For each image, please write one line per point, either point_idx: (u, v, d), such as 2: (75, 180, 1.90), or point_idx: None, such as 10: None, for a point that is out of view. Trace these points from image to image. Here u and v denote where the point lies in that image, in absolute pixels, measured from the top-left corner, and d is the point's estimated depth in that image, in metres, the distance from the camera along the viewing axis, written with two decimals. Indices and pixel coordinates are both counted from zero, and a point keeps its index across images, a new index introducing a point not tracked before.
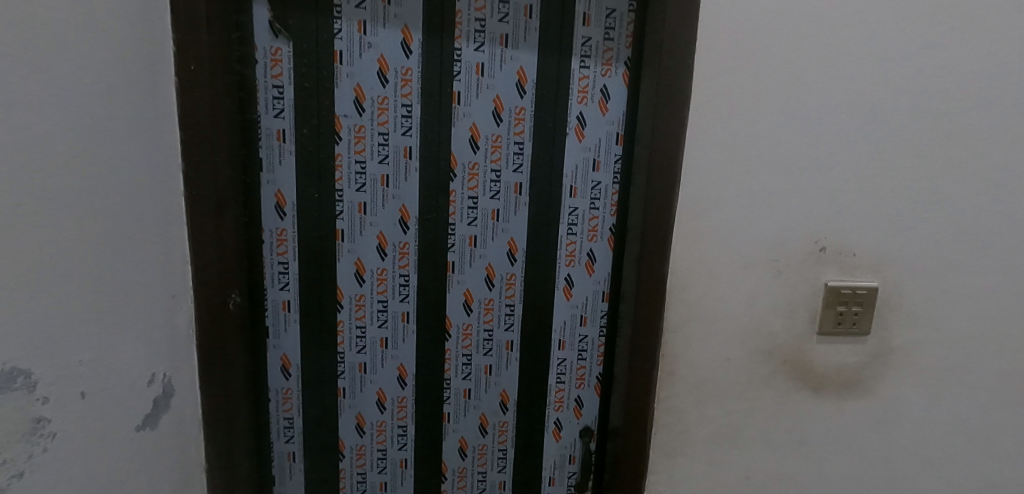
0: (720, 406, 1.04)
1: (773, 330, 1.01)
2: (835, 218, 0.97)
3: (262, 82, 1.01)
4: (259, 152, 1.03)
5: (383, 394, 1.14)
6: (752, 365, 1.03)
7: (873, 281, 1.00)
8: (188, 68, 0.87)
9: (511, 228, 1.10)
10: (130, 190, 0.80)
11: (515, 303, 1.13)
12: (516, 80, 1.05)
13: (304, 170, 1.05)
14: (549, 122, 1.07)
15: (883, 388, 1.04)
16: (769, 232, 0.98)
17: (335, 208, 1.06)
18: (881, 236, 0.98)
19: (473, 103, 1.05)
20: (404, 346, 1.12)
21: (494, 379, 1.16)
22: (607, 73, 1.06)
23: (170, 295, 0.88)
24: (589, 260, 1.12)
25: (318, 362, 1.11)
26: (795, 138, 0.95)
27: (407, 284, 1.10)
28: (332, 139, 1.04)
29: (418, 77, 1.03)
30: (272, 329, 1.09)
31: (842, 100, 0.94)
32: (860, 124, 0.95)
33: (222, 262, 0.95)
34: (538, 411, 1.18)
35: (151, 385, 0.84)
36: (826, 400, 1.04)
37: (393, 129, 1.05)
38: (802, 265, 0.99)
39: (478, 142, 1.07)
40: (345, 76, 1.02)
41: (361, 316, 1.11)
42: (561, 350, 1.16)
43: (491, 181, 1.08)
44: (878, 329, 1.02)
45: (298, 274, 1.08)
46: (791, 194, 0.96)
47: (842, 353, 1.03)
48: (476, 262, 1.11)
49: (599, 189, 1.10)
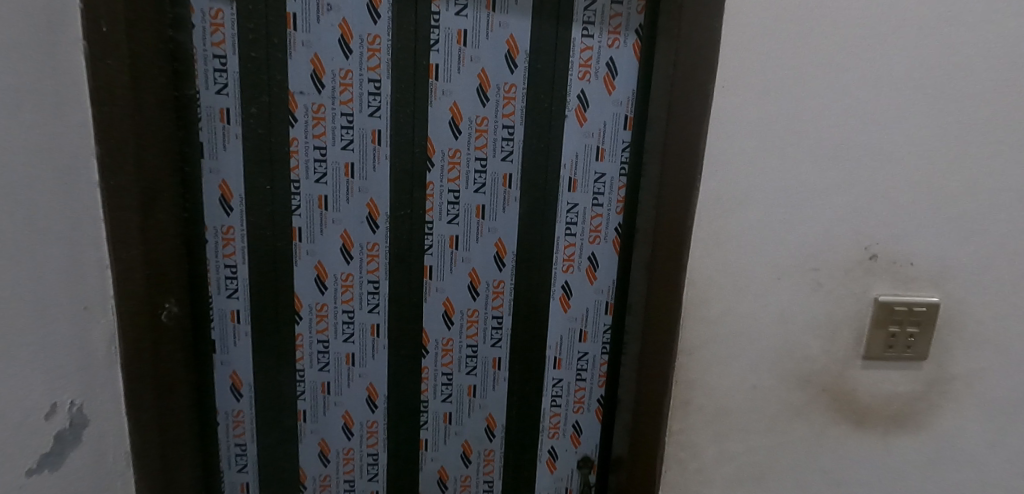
0: (743, 441, 0.87)
1: (809, 354, 0.85)
2: (888, 222, 0.80)
3: (201, 52, 0.85)
4: (200, 134, 0.87)
5: (350, 417, 0.98)
6: (783, 394, 0.86)
7: (933, 297, 0.82)
8: (100, 30, 0.70)
9: (498, 227, 0.94)
10: (29, 178, 0.63)
11: (503, 315, 0.97)
12: (505, 50, 0.88)
13: (252, 156, 0.88)
14: (545, 102, 0.90)
15: (937, 423, 0.87)
16: (809, 237, 0.80)
17: (291, 202, 0.90)
18: (943, 243, 0.81)
19: (454, 79, 0.88)
20: (373, 363, 0.97)
21: (479, 401, 1.00)
22: (615, 44, 0.89)
23: (80, 307, 0.72)
24: (589, 266, 0.96)
25: (274, 381, 0.96)
26: (846, 122, 0.77)
27: (377, 293, 0.94)
28: (285, 120, 0.87)
29: (388, 47, 0.87)
30: (220, 343, 0.94)
31: (909, 74, 0.76)
32: (922, 106, 0.77)
33: (149, 267, 0.81)
34: (529, 438, 1.02)
35: (53, 418, 0.68)
36: (870, 435, 0.88)
37: (358, 109, 0.88)
38: (847, 276, 0.82)
39: (460, 125, 0.90)
40: (300, 45, 0.85)
41: (324, 329, 0.95)
42: (557, 369, 1.00)
43: (475, 172, 0.92)
44: (936, 354, 0.85)
45: (249, 279, 0.92)
46: (835, 191, 0.79)
47: (892, 382, 0.86)
48: (458, 267, 0.94)
49: (604, 181, 0.94)
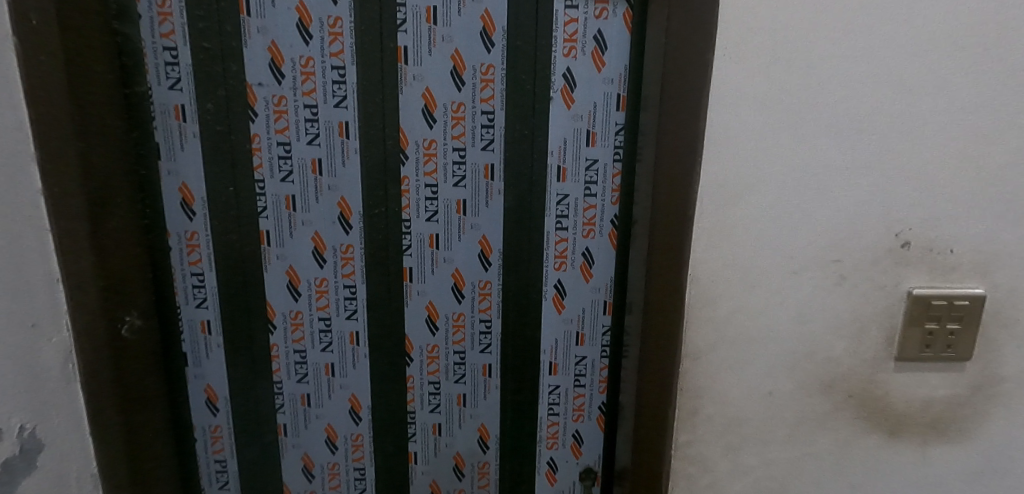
0: (760, 454, 0.78)
1: (833, 356, 0.75)
2: (922, 204, 0.69)
3: (150, 44, 0.78)
4: (155, 134, 0.81)
5: (333, 431, 0.92)
6: (804, 402, 0.76)
7: (977, 289, 0.72)
8: (30, 24, 0.59)
9: (481, 223, 0.86)
10: None
11: (492, 319, 0.89)
12: (480, 28, 0.80)
13: (212, 155, 0.82)
14: (527, 83, 0.82)
15: (985, 429, 0.77)
16: (830, 224, 0.70)
17: (256, 204, 0.84)
18: (988, 225, 0.70)
19: (425, 62, 0.80)
20: (354, 373, 0.90)
21: (469, 411, 0.93)
22: (602, 14, 0.80)
23: (26, 325, 0.62)
24: (584, 262, 0.88)
25: (251, 394, 0.90)
26: (871, 91, 0.66)
27: (354, 298, 0.87)
28: (245, 115, 0.81)
29: (351, 30, 0.79)
30: (191, 356, 0.89)
31: (943, 32, 0.65)
32: (960, 68, 0.66)
33: (104, 282, 0.72)
34: (526, 449, 0.95)
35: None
36: (905, 446, 0.77)
37: (322, 100, 0.81)
38: (875, 267, 0.72)
39: (434, 113, 0.82)
40: (255, 32, 0.78)
41: (300, 338, 0.89)
42: (552, 375, 0.92)
43: (453, 163, 0.84)
44: (981, 353, 0.74)
45: (217, 288, 0.86)
46: (858, 171, 0.69)
47: (931, 385, 0.75)
48: (440, 268, 0.87)
49: (596, 169, 0.85)
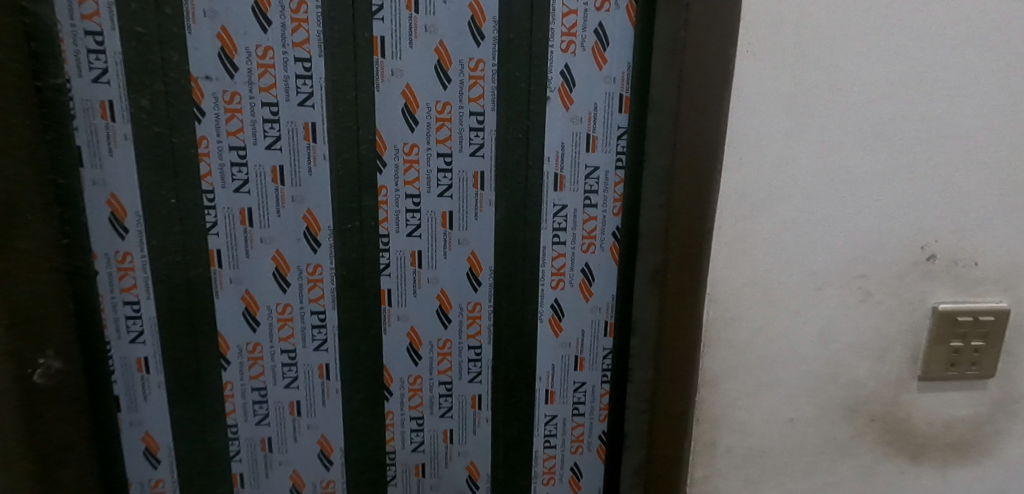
0: (780, 485, 0.72)
1: (856, 378, 0.69)
2: (951, 215, 0.65)
3: (68, 27, 0.65)
4: (77, 137, 0.67)
5: (299, 478, 0.81)
6: (826, 427, 0.71)
7: (1002, 303, 0.68)
8: None
9: (470, 238, 0.76)
10: None
11: (482, 345, 0.80)
12: (468, 17, 0.71)
13: (148, 162, 0.69)
14: (520, 80, 0.73)
15: (1004, 448, 0.73)
16: (856, 237, 0.65)
17: (204, 219, 0.71)
18: (1014, 235, 0.66)
19: (405, 55, 0.70)
20: (324, 411, 0.79)
21: (456, 448, 0.83)
22: (604, 6, 0.72)
23: None
24: (583, 279, 0.80)
25: (199, 441, 0.77)
26: (901, 92, 0.61)
27: (324, 326, 0.76)
28: (189, 114, 0.68)
29: (318, 16, 0.68)
30: (125, 399, 0.75)
31: (976, 30, 0.60)
32: (993, 69, 0.61)
33: (12, 318, 0.57)
34: (520, 486, 0.85)
35: None
36: (927, 469, 0.73)
37: (284, 97, 0.70)
38: (901, 282, 0.67)
39: (415, 113, 0.72)
40: (202, 15, 0.66)
41: (259, 374, 0.77)
42: (548, 404, 0.83)
43: (438, 170, 0.74)
44: (1004, 369, 0.70)
45: (157, 318, 0.73)
46: (886, 180, 0.63)
47: (954, 405, 0.71)
48: (423, 289, 0.77)
49: (597, 176, 0.77)
